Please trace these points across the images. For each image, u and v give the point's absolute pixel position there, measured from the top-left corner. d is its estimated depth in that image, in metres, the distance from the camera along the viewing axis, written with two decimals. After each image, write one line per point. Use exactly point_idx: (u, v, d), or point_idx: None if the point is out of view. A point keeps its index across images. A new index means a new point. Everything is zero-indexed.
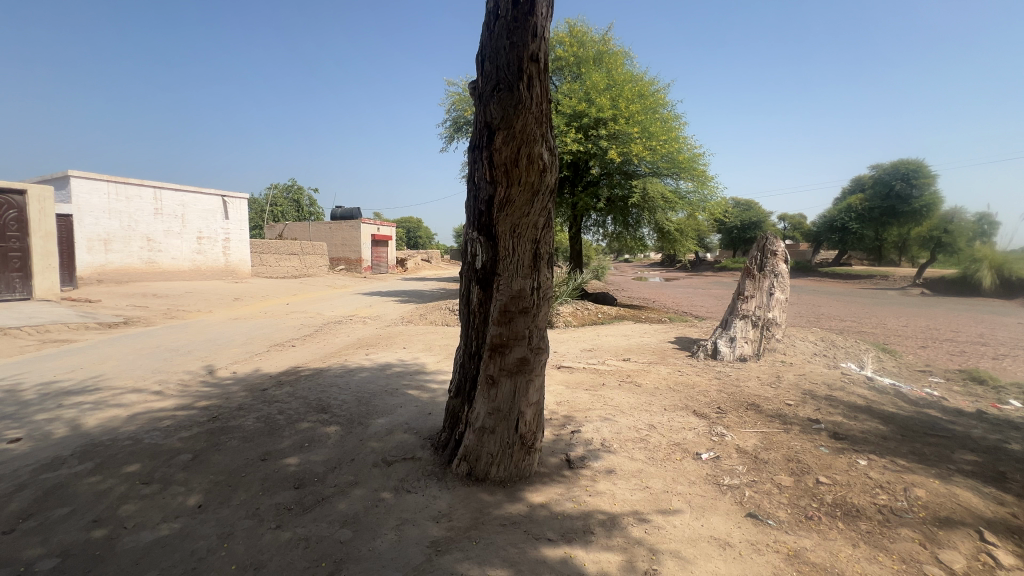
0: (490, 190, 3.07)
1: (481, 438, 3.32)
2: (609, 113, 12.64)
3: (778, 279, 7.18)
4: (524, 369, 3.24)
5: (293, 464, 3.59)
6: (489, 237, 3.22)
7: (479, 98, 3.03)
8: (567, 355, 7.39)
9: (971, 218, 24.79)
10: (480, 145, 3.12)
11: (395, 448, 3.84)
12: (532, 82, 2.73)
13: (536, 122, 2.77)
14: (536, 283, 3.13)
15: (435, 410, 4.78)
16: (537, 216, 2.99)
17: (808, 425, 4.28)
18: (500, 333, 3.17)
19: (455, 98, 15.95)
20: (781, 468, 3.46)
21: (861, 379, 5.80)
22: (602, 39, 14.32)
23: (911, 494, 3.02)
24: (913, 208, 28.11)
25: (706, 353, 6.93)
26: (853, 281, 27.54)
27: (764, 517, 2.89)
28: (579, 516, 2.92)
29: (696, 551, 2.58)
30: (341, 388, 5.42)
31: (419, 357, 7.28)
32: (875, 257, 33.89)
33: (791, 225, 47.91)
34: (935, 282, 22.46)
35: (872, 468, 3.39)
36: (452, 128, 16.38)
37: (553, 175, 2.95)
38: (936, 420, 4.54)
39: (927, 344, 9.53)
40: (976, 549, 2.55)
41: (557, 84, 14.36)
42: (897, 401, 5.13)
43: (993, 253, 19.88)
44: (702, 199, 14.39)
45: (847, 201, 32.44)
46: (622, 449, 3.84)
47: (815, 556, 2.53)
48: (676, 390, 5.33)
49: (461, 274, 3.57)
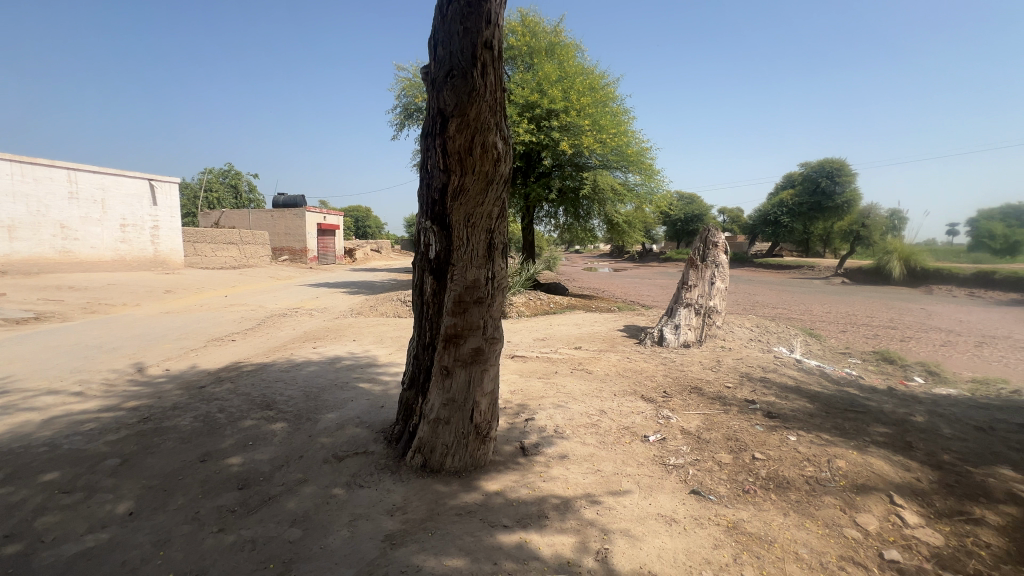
0: (442, 178, 3.02)
1: (437, 428, 3.31)
2: (561, 105, 12.75)
3: (718, 269, 7.61)
4: (479, 359, 3.25)
5: (237, 464, 3.41)
6: (443, 226, 3.17)
7: (432, 84, 2.97)
8: (520, 345, 7.48)
9: (886, 213, 27.24)
10: (433, 132, 3.06)
11: (347, 443, 3.75)
12: (486, 70, 2.70)
13: (491, 111, 2.76)
14: (490, 273, 3.13)
15: (388, 402, 4.70)
16: (491, 206, 2.97)
17: (745, 405, 4.58)
18: (455, 323, 3.15)
19: (405, 84, 15.56)
20: (720, 446, 3.68)
21: (791, 362, 6.28)
22: (554, 30, 14.42)
23: (834, 465, 3.30)
24: (837, 204, 30.66)
25: (653, 340, 7.20)
26: (784, 271, 29.70)
27: (706, 493, 3.08)
28: (533, 501, 2.98)
29: (644, 528, 2.70)
30: (288, 384, 5.20)
31: (370, 349, 7.13)
32: (803, 249, 36.60)
33: (730, 218, 50.83)
34: (854, 271, 24.60)
35: (800, 442, 3.67)
36: (403, 114, 16.00)
37: (508, 164, 2.95)
38: (854, 397, 4.99)
39: (846, 328, 10.46)
40: (887, 511, 2.84)
41: (509, 73, 14.31)
42: (821, 380, 5.62)
43: (903, 246, 21.95)
44: (649, 192, 14.90)
45: (780, 196, 34.67)
46: (575, 434, 3.95)
47: (751, 526, 2.72)
48: (625, 375, 5.54)
49: (414, 264, 3.49)
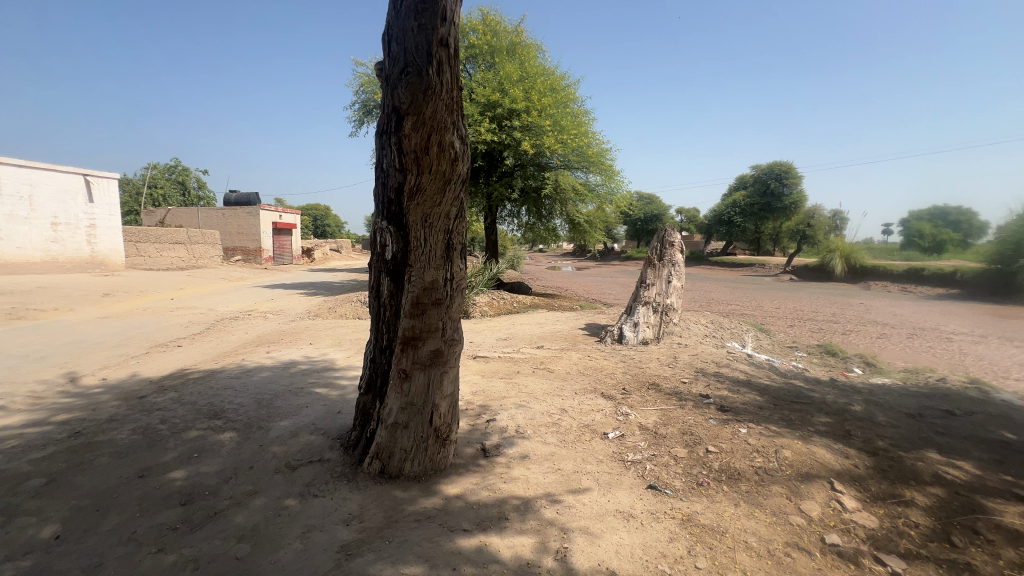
0: (399, 178, 2.95)
1: (395, 433, 3.24)
2: (522, 105, 12.79)
3: (675, 267, 7.83)
4: (438, 361, 3.20)
5: (180, 478, 3.22)
6: (399, 227, 3.10)
7: (386, 81, 2.90)
8: (483, 345, 7.45)
9: (829, 214, 28.86)
10: (388, 130, 2.99)
11: (301, 451, 3.61)
12: (442, 67, 2.65)
13: (447, 110, 2.71)
14: (449, 274, 3.09)
15: (345, 408, 4.55)
16: (449, 206, 2.93)
17: (700, 400, 4.73)
18: (413, 325, 3.09)
19: (364, 79, 15.20)
20: (676, 441, 3.78)
21: (743, 357, 6.54)
22: (515, 30, 14.45)
23: (781, 455, 3.45)
24: (785, 204, 32.25)
25: (614, 337, 7.33)
26: (738, 269, 30.97)
27: (662, 487, 3.16)
28: (494, 503, 2.97)
29: (603, 525, 2.74)
30: (238, 391, 4.96)
31: (328, 352, 6.90)
32: (754, 248, 38.28)
33: (687, 217, 52.52)
34: (801, 269, 25.94)
35: (750, 434, 3.82)
36: (362, 111, 15.63)
37: (466, 163, 2.91)
38: (800, 389, 5.26)
39: (793, 323, 11.01)
40: (828, 497, 3.00)
41: (471, 72, 14.22)
42: (770, 374, 5.88)
43: (844, 245, 23.33)
44: (609, 192, 15.16)
45: (733, 197, 36.13)
46: (535, 434, 3.96)
47: (705, 518, 2.80)
48: (586, 374, 5.61)
49: (370, 265, 3.40)
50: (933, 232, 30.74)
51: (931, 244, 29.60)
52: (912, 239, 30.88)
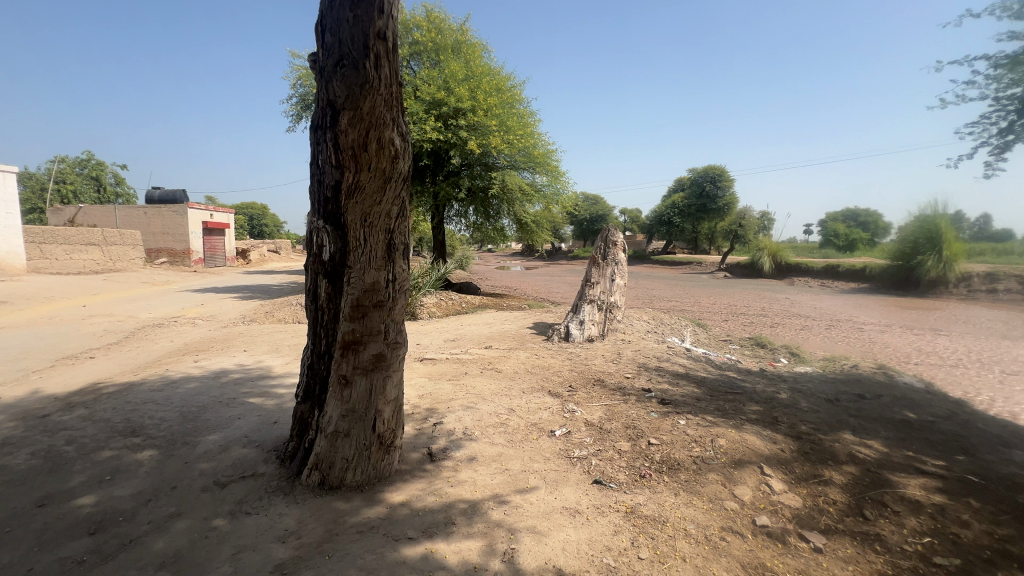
0: (336, 175, 2.82)
1: (336, 442, 3.10)
2: (468, 104, 12.72)
3: (618, 266, 8.07)
4: (381, 365, 3.09)
5: (89, 504, 2.91)
6: (337, 226, 2.96)
7: (320, 73, 2.76)
8: (430, 346, 7.33)
9: (757, 215, 30.95)
10: (323, 124, 2.85)
11: (232, 466, 3.37)
12: (380, 61, 2.55)
13: (386, 105, 2.61)
14: (391, 275, 2.99)
15: (282, 417, 4.31)
16: (390, 205, 2.84)
17: (642, 394, 4.90)
18: (353, 329, 2.97)
19: (301, 73, 14.52)
20: (620, 435, 3.88)
21: (682, 351, 6.85)
22: (460, 28, 14.33)
23: (716, 444, 3.63)
24: (719, 206, 34.20)
25: (561, 335, 7.43)
26: (677, 267, 32.47)
27: (607, 482, 3.23)
28: (440, 508, 2.91)
29: (550, 523, 2.75)
30: (161, 404, 4.56)
31: (264, 359, 6.52)
32: (692, 247, 40.30)
33: (630, 218, 54.48)
34: (734, 266, 27.61)
35: (689, 426, 3.99)
36: (301, 105, 14.92)
37: (407, 161, 2.83)
38: (733, 380, 5.58)
39: (727, 318, 11.69)
40: (759, 481, 3.18)
41: (415, 69, 13.94)
42: (707, 366, 6.20)
43: (771, 243, 25.07)
44: (555, 193, 15.38)
45: (672, 199, 37.86)
46: (483, 435, 3.93)
47: (647, 509, 2.89)
48: (533, 372, 5.65)
49: (307, 266, 3.22)
50: (845, 232, 33.76)
51: (845, 243, 32.46)
52: (829, 238, 33.73)
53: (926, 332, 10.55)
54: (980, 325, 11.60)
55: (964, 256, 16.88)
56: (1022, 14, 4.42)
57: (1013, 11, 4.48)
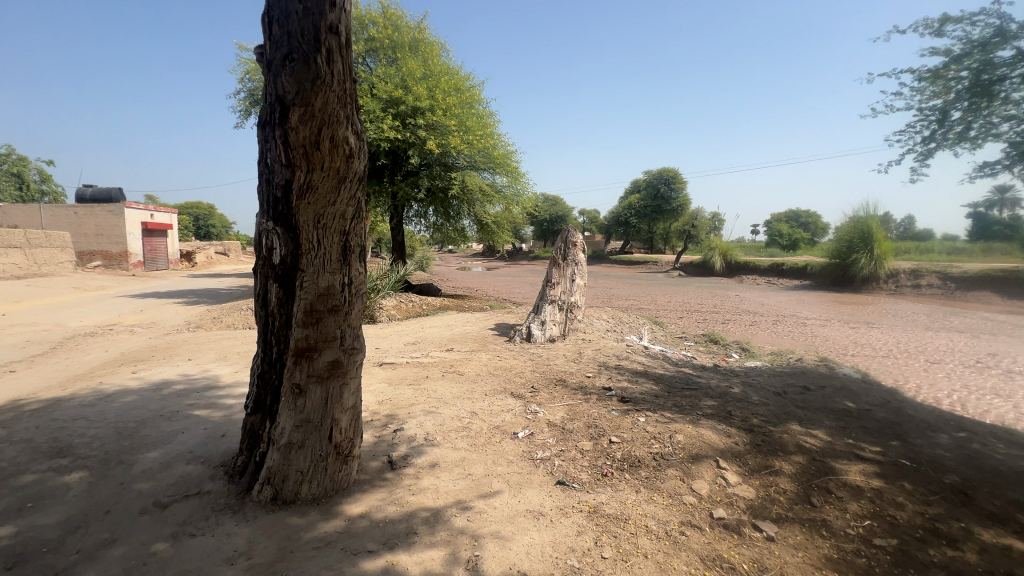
0: (286, 174, 2.69)
1: (289, 454, 2.95)
2: (426, 103, 12.54)
3: (578, 266, 8.17)
4: (337, 372, 2.97)
5: (7, 536, 2.64)
6: (288, 227, 2.82)
7: (268, 67, 2.62)
8: (390, 350, 7.15)
9: (708, 216, 32.27)
10: (271, 121, 2.71)
11: (174, 485, 3.14)
12: (333, 57, 2.45)
13: (340, 103, 2.51)
14: (346, 279, 2.88)
15: (231, 430, 4.07)
16: (344, 206, 2.73)
17: (603, 392, 4.97)
18: (307, 336, 2.84)
19: (250, 66, 13.86)
20: (582, 435, 3.92)
21: (640, 349, 7.01)
22: (418, 26, 14.10)
23: (674, 439, 3.72)
24: (673, 207, 35.39)
25: (522, 336, 7.44)
26: (635, 266, 33.33)
27: (570, 482, 3.25)
28: (401, 518, 2.83)
29: (514, 527, 2.73)
30: (93, 421, 4.21)
31: (211, 368, 6.15)
32: (648, 246, 41.45)
33: (589, 218, 55.48)
34: (687, 265, 28.63)
35: (648, 422, 4.08)
36: (249, 100, 14.23)
37: (362, 160, 2.73)
38: (689, 376, 5.76)
39: (682, 315, 12.09)
40: (715, 474, 3.29)
41: (371, 66, 13.60)
42: (664, 363, 6.37)
43: (722, 243, 26.19)
44: (515, 193, 15.41)
45: (629, 200, 38.84)
46: (445, 440, 3.86)
47: (609, 508, 2.92)
48: (496, 374, 5.62)
49: (255, 270, 3.06)
50: (788, 232, 35.76)
51: (788, 242, 34.35)
52: (774, 238, 35.58)
53: (861, 326, 11.30)
54: (908, 318, 12.55)
55: (892, 254, 18.23)
56: (941, 32, 4.75)
57: (934, 28, 4.82)
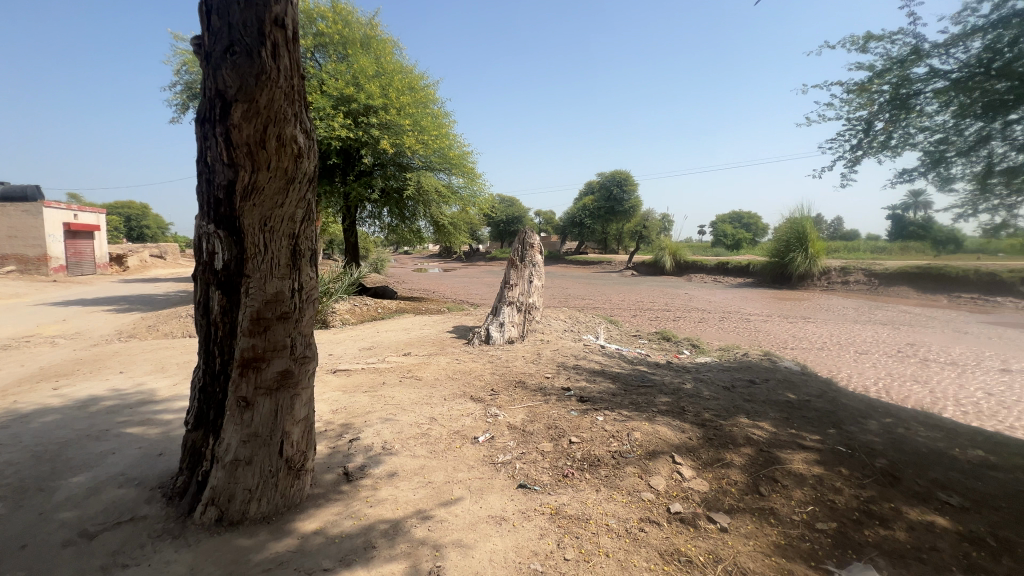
0: (229, 174, 2.53)
1: (236, 472, 2.78)
2: (379, 102, 12.23)
3: (535, 268, 8.21)
4: (287, 383, 2.82)
5: None
6: (232, 230, 2.66)
7: (207, 59, 2.45)
8: (344, 356, 6.91)
9: (658, 217, 33.42)
10: (211, 117, 2.54)
11: (104, 512, 2.89)
12: (279, 51, 2.32)
13: (287, 100, 2.39)
14: (296, 284, 2.74)
15: (170, 448, 3.79)
16: (293, 208, 2.60)
17: (562, 393, 5.01)
18: (253, 345, 2.68)
19: (187, 58, 13.02)
20: (542, 437, 3.93)
21: (597, 348, 7.15)
22: (369, 22, 13.75)
23: (632, 437, 3.80)
24: (626, 209, 36.41)
25: (481, 338, 7.40)
26: (590, 266, 34.02)
27: (531, 485, 3.25)
28: (358, 532, 2.72)
29: (476, 535, 2.69)
30: (6, 445, 3.80)
31: (146, 382, 5.71)
32: (603, 247, 42.43)
33: (545, 219, 56.13)
34: (640, 265, 29.53)
35: (607, 421, 4.15)
36: (187, 93, 13.37)
37: (312, 160, 2.60)
38: (645, 374, 5.92)
39: (636, 313, 12.44)
40: (671, 470, 3.39)
41: (320, 61, 13.13)
42: (621, 362, 6.52)
43: (672, 243, 27.20)
44: (472, 194, 15.34)
45: (583, 201, 39.60)
46: (403, 448, 3.77)
47: (571, 509, 2.94)
48: (455, 378, 5.55)
49: (195, 276, 2.86)
50: (732, 233, 37.65)
51: (732, 242, 36.15)
52: (719, 238, 37.33)
53: (799, 321, 12.05)
54: (839, 312, 13.49)
55: (824, 254, 19.57)
56: (867, 48, 5.12)
57: (861, 44, 5.20)
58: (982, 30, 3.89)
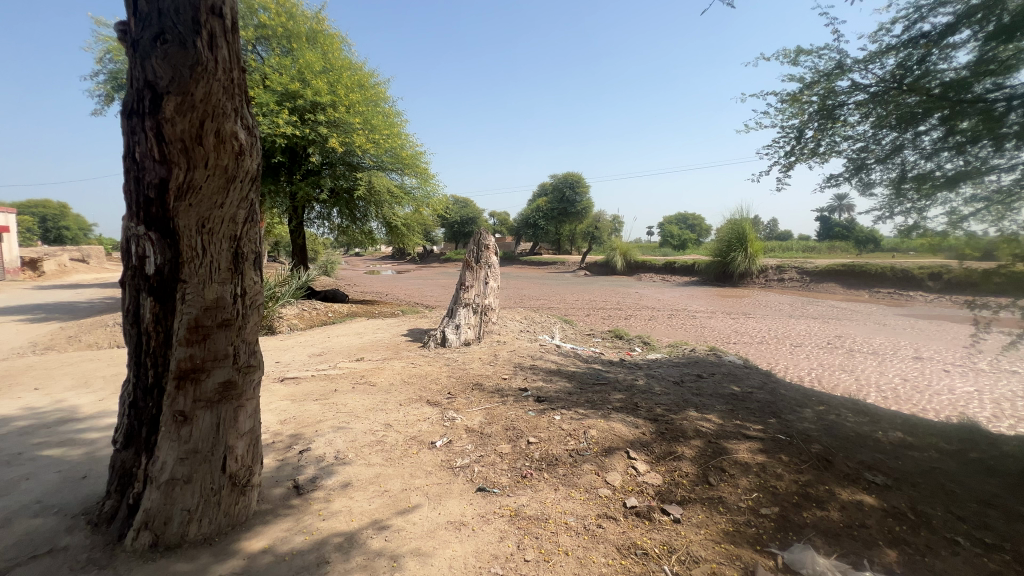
0: (161, 171, 2.35)
1: (173, 492, 2.58)
2: (327, 99, 11.82)
3: (491, 269, 8.20)
4: (229, 394, 2.66)
5: None
6: (165, 232, 2.47)
7: (133, 47, 2.27)
8: (292, 363, 6.61)
9: (609, 219, 34.36)
10: (139, 109, 2.35)
11: (17, 546, 2.60)
12: (216, 41, 2.18)
13: (226, 94, 2.24)
14: (239, 289, 2.58)
15: (95, 470, 3.47)
16: (235, 208, 2.45)
17: (520, 393, 5.03)
18: (191, 355, 2.50)
19: (111, 45, 12.06)
20: (501, 438, 3.92)
21: (553, 347, 7.24)
22: (316, 16, 13.27)
23: (588, 435, 3.87)
24: (578, 210, 37.18)
25: (437, 341, 7.30)
26: (544, 267, 34.44)
27: (490, 487, 3.23)
28: (310, 548, 2.61)
29: (435, 542, 2.65)
30: None
31: (67, 398, 5.22)
32: (556, 247, 43.07)
33: (499, 220, 56.29)
34: (592, 265, 30.21)
35: (564, 420, 4.20)
36: (111, 84, 12.37)
37: (255, 158, 2.46)
38: (599, 372, 6.05)
39: (590, 313, 12.71)
40: (626, 465, 3.48)
41: (263, 55, 12.53)
42: (576, 361, 6.63)
43: (622, 244, 28.03)
44: (425, 195, 15.13)
45: (537, 202, 40.04)
46: (358, 457, 3.65)
47: (530, 509, 2.95)
48: (410, 382, 5.44)
49: (122, 281, 2.63)
50: (678, 233, 39.31)
51: (678, 243, 37.73)
52: (667, 239, 38.86)
53: (740, 316, 12.74)
54: (776, 308, 14.39)
55: (762, 253, 20.82)
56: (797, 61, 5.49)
57: (792, 58, 5.56)
58: (895, 48, 4.29)
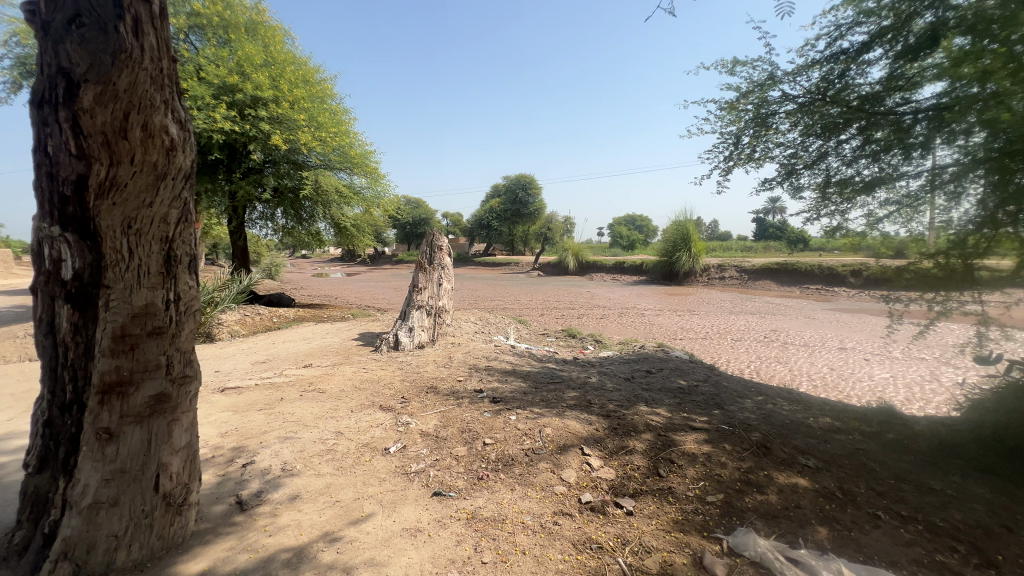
0: (78, 167, 2.14)
1: (97, 516, 2.37)
2: (269, 94, 11.27)
3: (445, 271, 8.11)
4: (162, 408, 2.47)
5: None
6: (83, 233, 2.26)
7: (43, 29, 2.06)
8: (233, 372, 6.25)
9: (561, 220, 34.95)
10: (51, 98, 2.13)
11: None
12: (142, 28, 2.02)
13: (154, 84, 2.09)
14: (172, 294, 2.41)
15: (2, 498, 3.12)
16: (166, 207, 2.28)
17: (475, 395, 5.01)
18: (117, 367, 2.31)
19: (18, 27, 10.93)
20: (456, 441, 3.89)
21: (508, 348, 7.27)
22: (255, 7, 12.62)
23: (543, 433, 3.91)
24: (531, 211, 37.55)
25: (389, 345, 7.13)
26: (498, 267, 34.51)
27: (446, 491, 3.20)
28: (256, 567, 2.47)
29: (390, 550, 2.58)
30: None
31: None
32: (510, 248, 43.24)
33: (452, 221, 55.83)
34: (545, 265, 30.61)
35: (519, 420, 4.22)
36: (19, 70, 11.21)
37: (189, 154, 2.30)
38: (554, 371, 6.13)
39: (543, 312, 12.87)
40: (581, 461, 3.55)
41: (197, 45, 11.77)
42: (531, 361, 6.69)
43: (574, 245, 28.56)
44: (375, 195, 14.76)
45: (490, 203, 40.05)
46: (306, 467, 3.50)
47: (487, 511, 2.95)
48: (362, 388, 5.29)
49: (33, 287, 2.38)
50: (627, 234, 40.60)
51: (627, 243, 38.95)
52: (616, 239, 40.02)
53: (685, 314, 13.32)
54: (718, 305, 15.15)
55: (704, 253, 21.88)
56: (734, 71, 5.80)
57: (729, 68, 5.87)
58: (820, 62, 4.62)
